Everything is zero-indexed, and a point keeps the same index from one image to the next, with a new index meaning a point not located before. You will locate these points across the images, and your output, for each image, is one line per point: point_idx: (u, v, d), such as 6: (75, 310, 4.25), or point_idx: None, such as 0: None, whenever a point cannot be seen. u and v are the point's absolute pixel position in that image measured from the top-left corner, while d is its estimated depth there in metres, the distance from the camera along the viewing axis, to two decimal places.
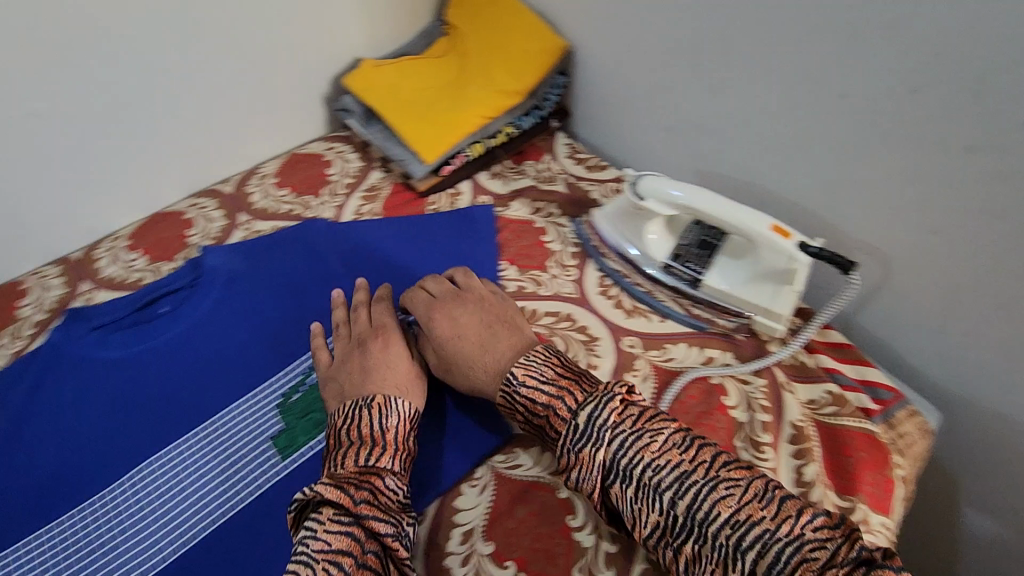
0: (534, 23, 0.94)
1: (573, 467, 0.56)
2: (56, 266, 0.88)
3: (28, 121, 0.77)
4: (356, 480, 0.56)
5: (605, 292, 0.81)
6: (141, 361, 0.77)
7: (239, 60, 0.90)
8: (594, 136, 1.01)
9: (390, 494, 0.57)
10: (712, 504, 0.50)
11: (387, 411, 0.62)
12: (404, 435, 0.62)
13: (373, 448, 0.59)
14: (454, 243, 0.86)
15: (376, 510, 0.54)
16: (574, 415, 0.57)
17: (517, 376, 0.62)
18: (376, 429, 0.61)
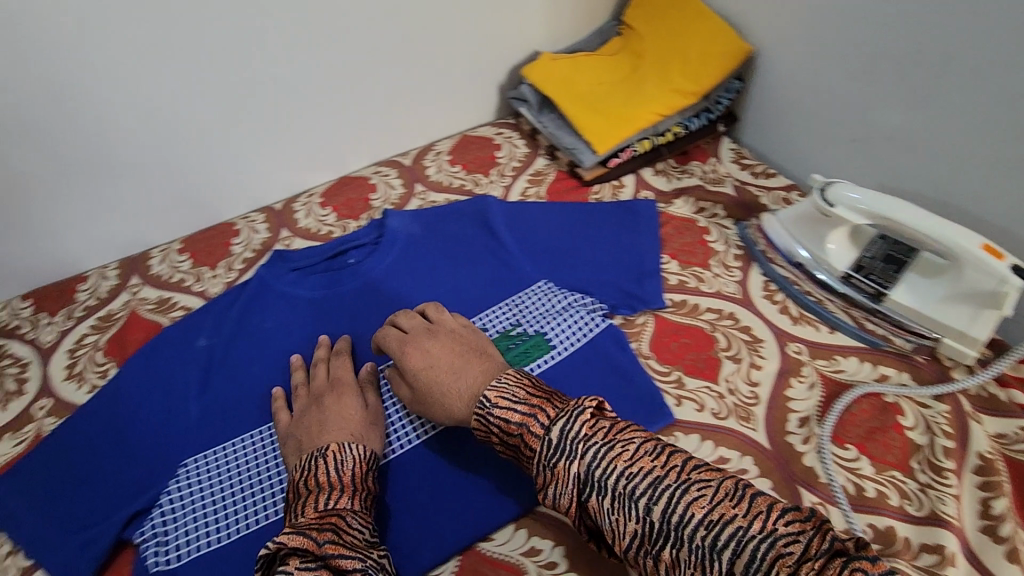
0: (719, 27, 0.95)
1: (549, 483, 0.52)
2: (261, 214, 1.00)
3: (267, 85, 0.89)
4: (317, 523, 0.54)
5: (770, 296, 0.80)
6: (329, 306, 0.84)
7: (437, 45, 0.99)
8: (762, 142, 1.00)
9: (354, 532, 0.55)
10: (686, 506, 0.46)
11: (342, 457, 0.62)
12: (362, 475, 0.62)
13: (332, 491, 0.59)
14: (618, 234, 0.89)
15: (342, 549, 0.52)
16: (547, 431, 0.52)
17: (489, 398, 0.58)
18: (333, 475, 0.60)
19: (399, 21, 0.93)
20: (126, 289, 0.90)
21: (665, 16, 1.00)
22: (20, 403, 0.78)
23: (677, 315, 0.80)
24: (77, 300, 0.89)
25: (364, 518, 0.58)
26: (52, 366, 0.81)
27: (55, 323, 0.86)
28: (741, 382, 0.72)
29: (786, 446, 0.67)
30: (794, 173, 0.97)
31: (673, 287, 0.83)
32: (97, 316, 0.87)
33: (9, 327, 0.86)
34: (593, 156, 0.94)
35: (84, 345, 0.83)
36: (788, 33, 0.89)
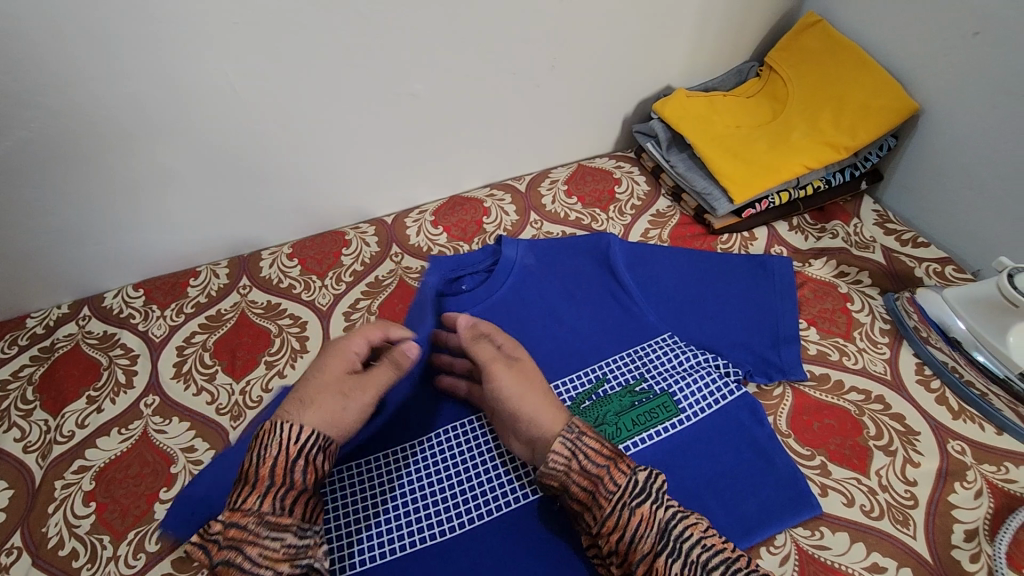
0: (882, 79, 0.87)
1: (630, 524, 0.55)
2: (371, 225, 0.98)
3: (404, 99, 0.87)
4: (220, 535, 0.54)
5: (926, 383, 0.73)
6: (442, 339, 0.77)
7: (572, 72, 0.95)
8: (910, 206, 0.93)
9: (257, 543, 0.53)
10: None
11: (268, 442, 0.57)
12: (284, 467, 0.55)
13: (245, 488, 0.55)
14: (750, 293, 0.81)
15: (237, 569, 0.52)
16: (632, 475, 0.57)
17: (581, 427, 0.60)
18: (255, 467, 0.56)
19: (542, 46, 0.90)
20: (236, 289, 0.89)
21: (818, 62, 0.93)
22: (128, 397, 0.77)
23: (819, 392, 0.73)
24: (187, 296, 0.88)
25: (280, 515, 0.54)
26: (160, 362, 0.80)
27: (165, 316, 0.86)
28: (895, 479, 0.65)
29: (952, 563, 0.60)
30: (945, 244, 0.89)
31: (813, 358, 0.76)
32: (207, 314, 0.86)
33: (121, 315, 0.86)
34: (729, 204, 0.89)
35: (192, 344, 0.82)
36: (966, 94, 0.80)
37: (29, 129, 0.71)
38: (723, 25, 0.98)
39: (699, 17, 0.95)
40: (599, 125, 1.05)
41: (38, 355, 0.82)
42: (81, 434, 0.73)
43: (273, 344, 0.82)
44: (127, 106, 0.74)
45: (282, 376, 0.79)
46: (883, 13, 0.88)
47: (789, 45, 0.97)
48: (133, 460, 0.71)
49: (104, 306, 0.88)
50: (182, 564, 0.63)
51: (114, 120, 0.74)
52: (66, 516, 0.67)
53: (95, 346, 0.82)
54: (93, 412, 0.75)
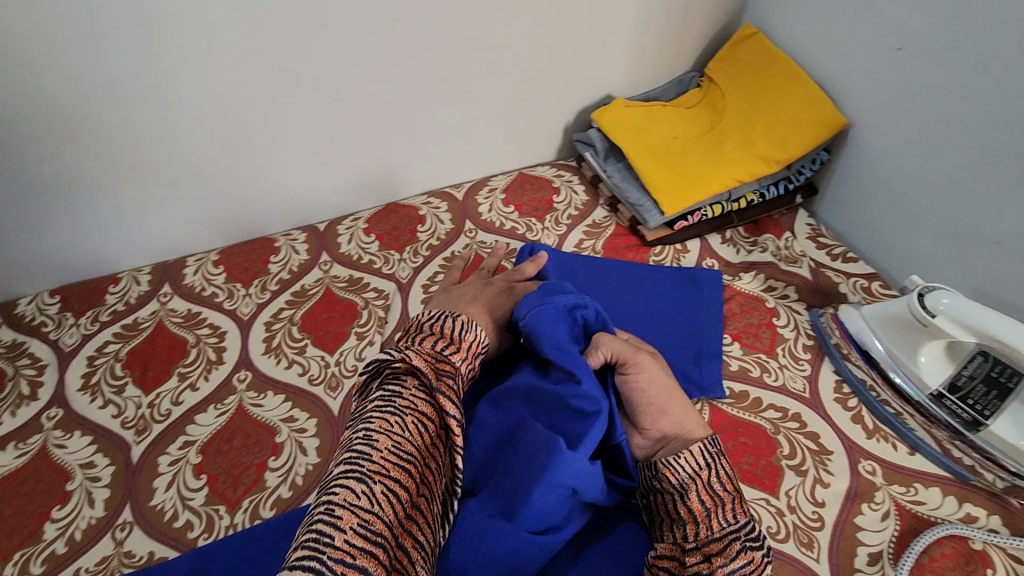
0: (813, 94, 0.88)
1: (736, 557, 0.51)
2: (302, 232, 0.96)
3: (331, 104, 0.86)
4: (435, 362, 0.58)
5: (843, 401, 0.72)
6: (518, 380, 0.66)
7: (509, 80, 0.94)
8: (843, 221, 0.93)
9: (459, 387, 0.59)
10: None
11: (468, 326, 0.63)
12: (476, 350, 0.63)
13: (449, 343, 0.61)
14: (675, 307, 0.80)
15: (449, 392, 0.56)
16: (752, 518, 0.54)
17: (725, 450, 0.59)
18: (455, 332, 0.62)
19: (476, 53, 0.88)
20: (156, 297, 0.87)
21: (755, 74, 0.93)
22: (31, 409, 0.74)
23: (737, 409, 0.72)
24: (105, 303, 0.86)
25: (464, 381, 0.61)
26: (69, 373, 0.78)
27: (79, 325, 0.83)
28: (804, 500, 0.64)
29: None
30: (875, 259, 0.89)
31: (733, 375, 0.75)
32: (123, 323, 0.83)
33: (34, 322, 0.83)
34: (660, 216, 0.88)
35: (104, 354, 0.80)
36: (890, 110, 0.81)
37: None
38: (663, 36, 0.98)
39: (637, 28, 0.95)
40: (539, 134, 1.04)
41: None
42: None
43: (189, 355, 0.80)
44: (34, 104, 0.72)
45: (193, 389, 0.76)
46: (815, 27, 0.88)
47: (726, 57, 0.97)
48: (28, 477, 0.68)
49: (17, 313, 0.85)
50: None
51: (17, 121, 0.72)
52: None
53: (3, 355, 0.80)
54: None
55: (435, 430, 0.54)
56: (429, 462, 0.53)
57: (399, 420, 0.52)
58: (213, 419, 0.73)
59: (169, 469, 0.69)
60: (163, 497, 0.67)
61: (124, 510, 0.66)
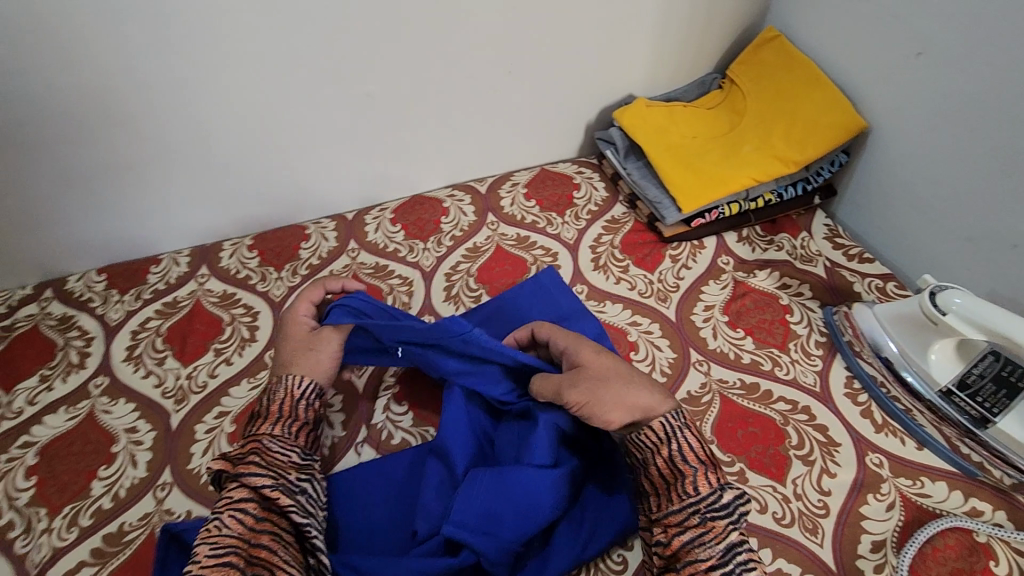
0: (834, 96, 0.89)
1: (696, 527, 0.54)
2: (332, 221, 1.00)
3: (362, 99, 0.90)
4: (240, 451, 0.60)
5: (853, 396, 0.74)
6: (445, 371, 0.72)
7: (534, 79, 0.97)
8: (861, 222, 0.94)
9: (277, 455, 0.61)
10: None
11: (275, 390, 0.67)
12: (292, 405, 0.66)
13: (261, 420, 0.64)
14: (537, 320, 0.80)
15: (254, 468, 0.58)
16: (721, 488, 0.57)
17: (685, 419, 0.60)
18: (266, 405, 0.66)
19: (502, 53, 0.92)
20: (194, 278, 0.91)
21: (777, 77, 0.95)
22: (79, 377, 0.79)
23: (747, 400, 0.74)
24: (147, 282, 0.91)
25: (289, 442, 0.63)
26: (114, 346, 0.83)
27: (123, 301, 0.88)
28: (811, 489, 0.66)
29: (855, 572, 0.61)
30: (891, 261, 0.91)
31: (745, 367, 0.77)
32: (163, 301, 0.88)
33: (82, 298, 0.89)
34: (677, 213, 0.91)
35: (146, 329, 0.85)
36: (909, 113, 0.82)
37: None
38: (686, 38, 1.00)
39: (660, 30, 0.97)
40: (562, 132, 1.07)
41: None
42: (31, 410, 0.76)
43: (224, 332, 0.84)
44: (88, 95, 0.77)
45: (228, 363, 0.81)
46: (838, 32, 0.90)
47: (747, 59, 0.99)
48: (77, 439, 0.73)
49: (67, 289, 0.90)
50: (112, 539, 0.65)
51: (75, 111, 0.78)
52: (8, 488, 0.69)
53: (54, 328, 0.85)
54: (44, 390, 0.78)
55: (263, 503, 0.56)
56: (262, 539, 0.53)
57: (217, 521, 0.53)
58: (247, 392, 0.78)
59: (206, 436, 0.73)
60: (199, 462, 0.71)
61: (164, 472, 0.71)
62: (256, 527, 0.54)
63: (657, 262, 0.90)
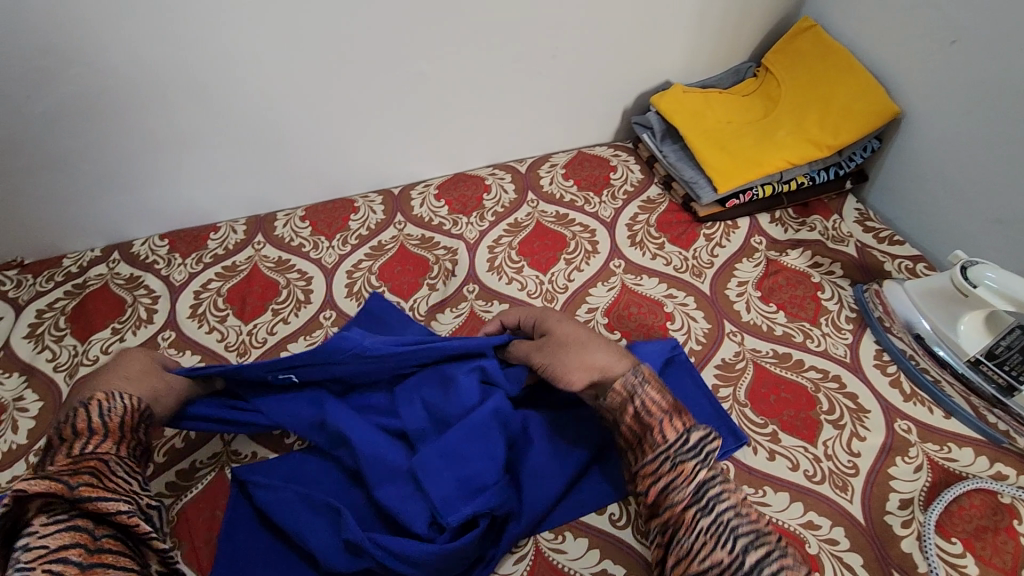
0: (869, 83, 0.92)
1: (665, 474, 0.56)
2: (379, 196, 1.05)
3: (415, 78, 0.94)
4: (68, 472, 0.56)
5: (883, 367, 0.77)
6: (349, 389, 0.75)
7: (577, 63, 1.01)
8: (892, 207, 0.97)
9: (117, 478, 0.58)
10: (782, 566, 0.49)
11: (109, 405, 0.62)
12: (132, 424, 0.63)
13: (95, 437, 0.60)
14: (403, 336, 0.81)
15: (102, 492, 0.55)
16: (687, 431, 0.58)
17: (642, 375, 0.62)
18: (97, 421, 0.61)
19: (548, 37, 0.96)
20: (251, 244, 0.97)
21: (811, 66, 0.98)
22: (149, 331, 0.85)
23: (780, 368, 0.77)
24: (207, 247, 0.96)
25: (131, 464, 0.61)
26: (178, 304, 0.88)
27: (185, 264, 0.94)
28: (841, 450, 0.70)
29: (883, 526, 0.64)
30: (920, 245, 0.93)
31: (778, 338, 0.81)
32: (222, 265, 0.94)
33: (147, 260, 0.95)
34: (713, 193, 0.94)
35: (208, 290, 0.90)
36: (945, 100, 0.85)
37: (76, 84, 0.80)
38: (725, 26, 1.03)
39: (698, 20, 1.01)
40: (600, 116, 1.11)
41: (71, 290, 0.90)
42: (104, 359, 0.82)
43: (280, 294, 0.90)
44: (159, 68, 0.82)
45: (286, 323, 0.86)
46: (875, 23, 0.93)
47: (783, 48, 1.02)
48: None
49: (132, 252, 0.96)
50: (185, 474, 0.71)
51: (153, 83, 0.83)
52: None
53: (122, 286, 0.91)
54: (117, 341, 0.84)
55: (99, 538, 0.52)
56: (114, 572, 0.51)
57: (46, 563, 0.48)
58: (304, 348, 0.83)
59: None
60: None
61: None
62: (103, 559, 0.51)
63: (691, 240, 0.94)
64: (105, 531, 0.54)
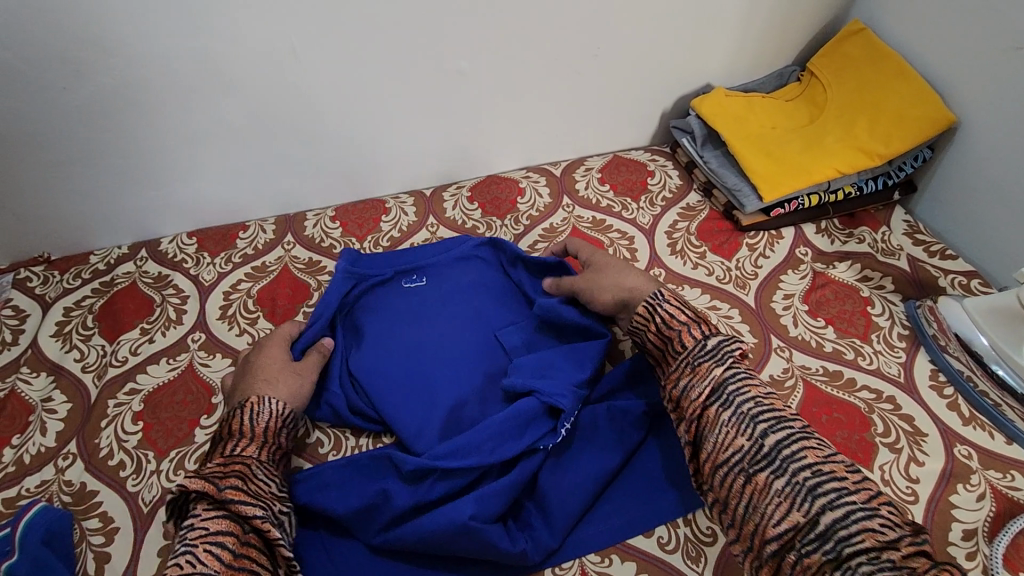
0: (923, 90, 0.89)
1: (686, 377, 0.63)
2: (410, 197, 1.02)
3: (453, 76, 0.92)
4: (222, 471, 0.59)
5: (939, 389, 0.74)
6: (432, 333, 0.77)
7: (618, 64, 0.98)
8: (941, 219, 0.94)
9: (259, 483, 0.60)
10: (801, 447, 0.55)
11: (259, 409, 0.65)
12: (276, 430, 0.65)
13: (243, 439, 0.62)
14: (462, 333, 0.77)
15: (243, 496, 0.57)
16: (705, 337, 0.63)
17: (664, 295, 0.68)
18: (247, 423, 0.63)
19: (590, 37, 0.93)
20: (280, 245, 0.95)
21: (860, 71, 0.95)
22: (177, 332, 0.83)
23: (831, 386, 0.74)
24: (236, 246, 0.94)
25: (271, 470, 0.62)
26: (208, 304, 0.86)
27: (215, 263, 0.92)
28: (898, 475, 0.67)
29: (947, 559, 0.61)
30: (971, 259, 0.90)
31: (827, 355, 0.78)
32: (252, 265, 0.92)
33: (175, 259, 0.93)
34: (758, 202, 0.91)
35: (237, 290, 0.88)
36: (1008, 109, 0.81)
37: (111, 77, 0.78)
38: (771, 28, 1.00)
39: (743, 22, 0.98)
40: (637, 119, 1.08)
41: (99, 288, 0.89)
42: (133, 360, 0.79)
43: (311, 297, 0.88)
44: (196, 63, 0.80)
45: None
46: (931, 27, 0.89)
47: (830, 51, 0.99)
48: (178, 389, 0.76)
49: (160, 250, 0.94)
50: None
51: (188, 78, 0.81)
52: (117, 431, 0.72)
53: (150, 285, 0.89)
54: (145, 342, 0.81)
55: (242, 536, 0.54)
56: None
57: (191, 556, 0.51)
58: None
59: None
60: None
61: None
62: (234, 563, 0.52)
63: (734, 249, 0.91)
64: (244, 533, 0.55)
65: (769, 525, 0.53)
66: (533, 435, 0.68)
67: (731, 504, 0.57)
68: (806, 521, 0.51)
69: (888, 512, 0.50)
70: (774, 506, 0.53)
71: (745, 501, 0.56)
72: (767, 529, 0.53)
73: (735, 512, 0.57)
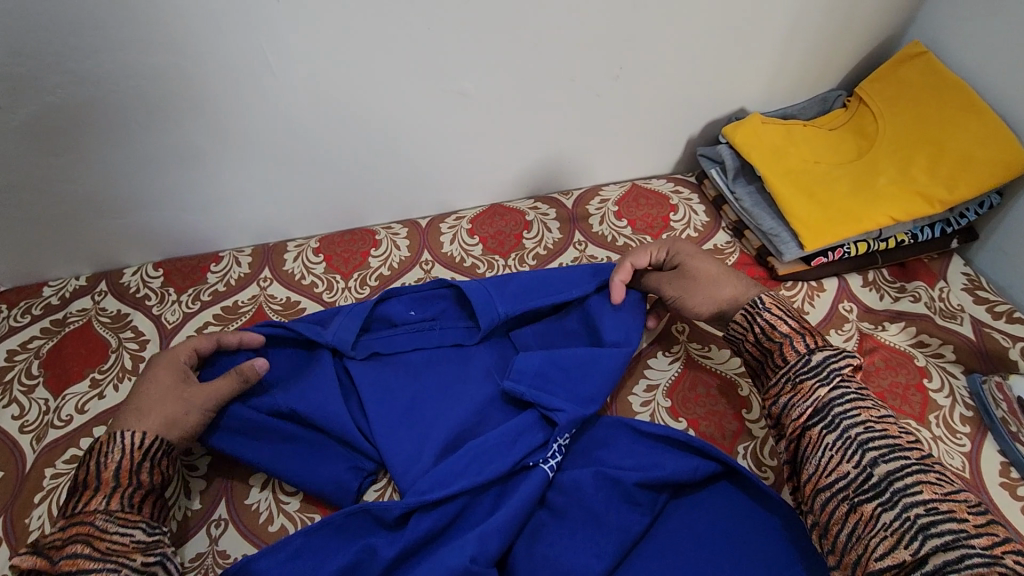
0: (993, 129, 0.78)
1: (785, 393, 0.56)
2: (403, 227, 0.92)
3: (454, 98, 0.81)
4: (62, 537, 0.52)
5: (1012, 488, 0.64)
6: (421, 374, 0.69)
7: (643, 86, 0.87)
8: (1004, 273, 0.83)
9: (110, 536, 0.53)
10: (916, 481, 0.47)
11: (107, 450, 0.57)
12: (131, 467, 0.56)
13: (88, 491, 0.55)
14: (454, 370, 0.70)
15: (84, 564, 0.50)
16: (809, 352, 0.57)
17: (765, 303, 0.62)
18: (94, 471, 0.56)
19: (613, 55, 0.81)
20: (256, 281, 0.85)
21: (919, 100, 0.83)
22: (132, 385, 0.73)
23: None
24: (206, 282, 0.84)
25: (127, 514, 0.55)
26: None
27: (180, 302, 0.82)
28: None
29: None
30: None
31: None
32: (222, 305, 0.82)
33: (137, 294, 0.82)
34: (798, 250, 0.79)
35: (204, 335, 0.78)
36: None
37: (58, 95, 0.67)
38: (818, 48, 0.88)
39: (787, 41, 0.86)
40: (659, 145, 0.97)
41: (48, 329, 0.79)
42: (79, 420, 0.70)
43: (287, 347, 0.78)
44: (157, 80, 0.69)
45: None
46: (1008, 56, 0.78)
47: (881, 76, 0.87)
48: None
49: (121, 283, 0.84)
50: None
51: (149, 98, 0.70)
52: (51, 509, 0.63)
53: (106, 325, 0.79)
54: (94, 398, 0.72)
55: None
56: None
57: None
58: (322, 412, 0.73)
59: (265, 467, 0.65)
60: (257, 498, 0.64)
61: (219, 505, 0.63)
62: None
63: None
64: None
65: (870, 559, 0.46)
66: (523, 451, 0.62)
67: (828, 530, 0.50)
68: (913, 560, 0.44)
69: (1013, 563, 0.42)
70: (878, 542, 0.46)
71: (846, 535, 0.48)
72: (867, 564, 0.46)
73: (831, 540, 0.49)
